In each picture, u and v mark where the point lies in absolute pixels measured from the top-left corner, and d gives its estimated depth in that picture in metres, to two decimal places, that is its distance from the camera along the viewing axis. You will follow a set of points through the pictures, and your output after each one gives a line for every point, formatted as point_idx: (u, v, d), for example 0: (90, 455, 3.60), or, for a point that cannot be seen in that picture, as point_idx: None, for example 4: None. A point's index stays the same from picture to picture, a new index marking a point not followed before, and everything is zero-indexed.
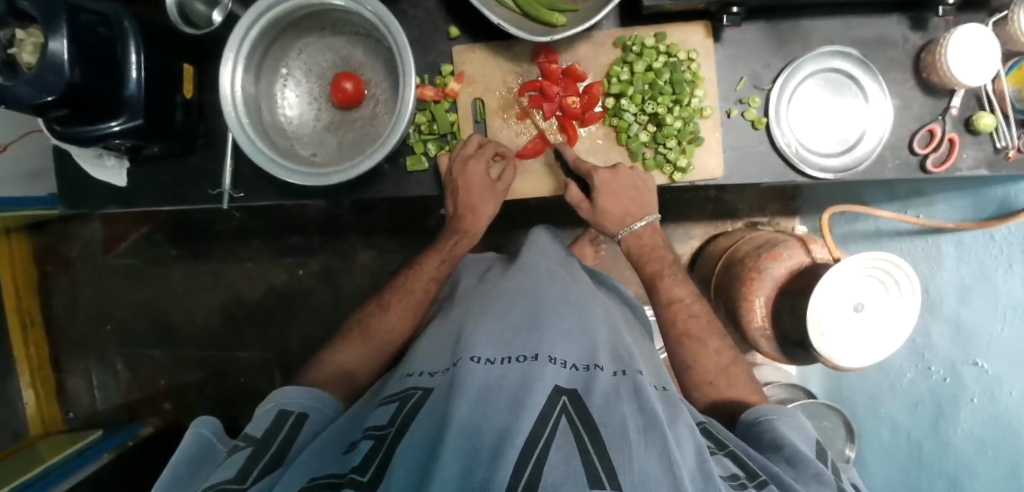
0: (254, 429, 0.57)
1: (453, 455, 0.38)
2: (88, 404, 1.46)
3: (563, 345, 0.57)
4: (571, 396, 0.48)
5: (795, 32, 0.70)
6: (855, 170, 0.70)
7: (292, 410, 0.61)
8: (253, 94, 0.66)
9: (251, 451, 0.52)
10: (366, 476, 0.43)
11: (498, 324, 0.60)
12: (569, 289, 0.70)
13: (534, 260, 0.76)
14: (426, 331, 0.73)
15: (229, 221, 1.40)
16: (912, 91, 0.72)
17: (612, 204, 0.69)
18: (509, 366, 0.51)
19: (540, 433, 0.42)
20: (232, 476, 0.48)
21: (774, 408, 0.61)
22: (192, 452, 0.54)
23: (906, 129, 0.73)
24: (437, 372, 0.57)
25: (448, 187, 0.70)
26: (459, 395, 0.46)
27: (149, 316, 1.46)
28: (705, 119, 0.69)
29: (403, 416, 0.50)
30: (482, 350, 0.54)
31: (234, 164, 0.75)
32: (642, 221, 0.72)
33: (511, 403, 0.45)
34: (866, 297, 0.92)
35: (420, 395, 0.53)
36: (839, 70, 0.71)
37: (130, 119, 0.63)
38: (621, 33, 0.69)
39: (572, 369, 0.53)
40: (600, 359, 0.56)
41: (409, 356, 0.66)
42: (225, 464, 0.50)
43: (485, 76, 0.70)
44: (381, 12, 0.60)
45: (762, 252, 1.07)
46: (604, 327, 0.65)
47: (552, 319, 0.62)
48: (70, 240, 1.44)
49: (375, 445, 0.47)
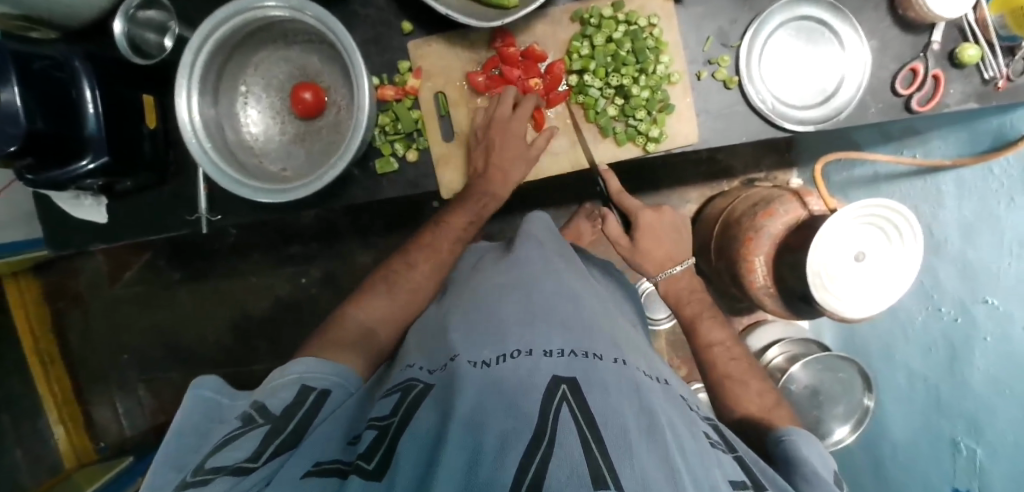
0: (273, 405, 0.56)
1: (453, 456, 0.38)
2: (117, 431, 1.50)
3: (559, 335, 0.55)
4: (571, 385, 0.46)
5: None
6: (836, 120, 0.68)
7: (312, 386, 0.60)
8: (214, 118, 0.66)
9: (267, 430, 0.51)
10: (371, 465, 0.42)
11: (494, 320, 0.59)
12: (561, 278, 0.69)
13: (530, 250, 0.75)
14: (420, 323, 0.71)
15: (228, 238, 1.42)
16: (890, 29, 0.69)
17: (652, 244, 0.85)
18: (505, 365, 0.50)
19: (543, 433, 0.39)
20: (247, 455, 0.47)
21: (792, 430, 0.63)
22: (198, 414, 0.57)
23: (888, 70, 0.70)
24: (436, 367, 0.55)
25: (481, 149, 0.68)
26: (459, 393, 0.45)
27: (163, 340, 1.49)
28: (673, 84, 0.67)
29: (405, 406, 0.49)
30: (479, 349, 0.53)
31: (207, 187, 0.75)
32: (680, 265, 0.86)
33: (509, 405, 0.43)
34: (867, 246, 0.90)
35: (420, 388, 0.52)
36: (810, 17, 0.68)
37: (97, 156, 0.64)
38: (576, 7, 0.66)
39: (570, 356, 0.51)
40: (598, 348, 0.55)
41: (406, 350, 0.66)
42: (239, 440, 0.49)
43: (444, 67, 0.69)
44: (324, 16, 0.59)
45: (757, 211, 1.05)
46: (598, 314, 0.64)
47: (545, 310, 0.60)
48: (76, 275, 1.47)
49: (379, 435, 0.46)
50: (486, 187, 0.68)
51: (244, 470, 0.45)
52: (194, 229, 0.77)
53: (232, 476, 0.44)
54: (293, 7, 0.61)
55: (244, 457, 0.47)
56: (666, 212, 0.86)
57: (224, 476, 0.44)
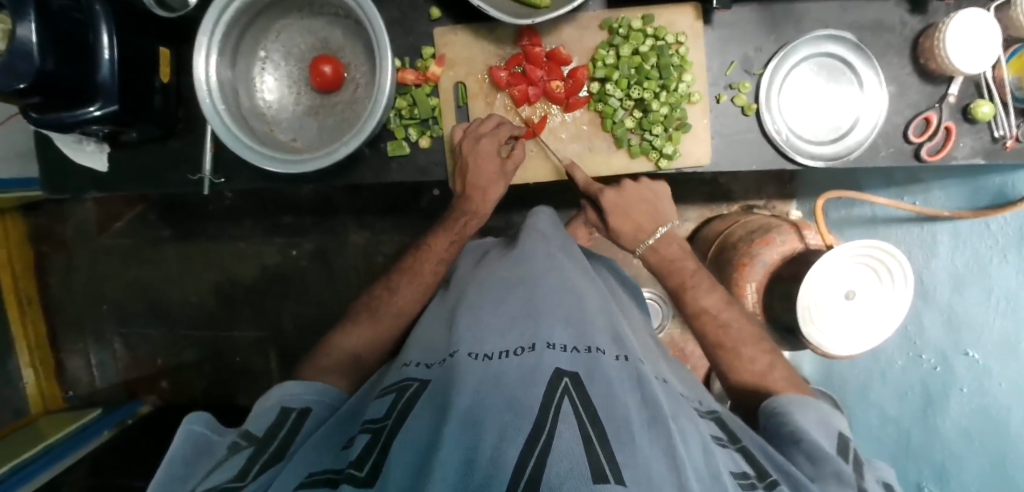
0: (255, 427, 0.57)
1: (449, 449, 0.38)
2: (88, 382, 1.48)
3: (564, 328, 0.55)
4: (573, 379, 0.47)
5: (788, 14, 0.68)
6: (847, 158, 0.69)
7: (293, 407, 0.61)
8: (230, 80, 0.65)
9: (251, 451, 0.52)
10: (363, 472, 0.42)
11: (496, 314, 0.59)
12: (565, 271, 0.69)
13: (534, 246, 0.74)
14: (422, 323, 0.70)
15: (222, 201, 1.40)
16: (909, 77, 0.70)
17: (620, 221, 0.78)
18: (508, 359, 0.50)
19: (542, 426, 0.40)
20: (233, 475, 0.48)
21: (793, 400, 0.63)
22: (189, 448, 0.54)
23: (902, 116, 0.71)
24: (434, 363, 0.56)
25: (456, 165, 0.68)
26: (457, 387, 0.46)
27: (144, 297, 1.47)
28: (693, 104, 0.67)
29: (398, 409, 0.50)
30: (481, 343, 0.53)
31: (214, 148, 0.74)
32: (657, 233, 0.78)
33: (510, 400, 0.43)
34: (858, 285, 0.91)
35: (415, 387, 0.52)
36: (833, 55, 0.69)
37: (106, 104, 0.62)
38: (607, 15, 0.66)
39: (572, 351, 0.51)
40: (600, 343, 0.54)
41: (411, 342, 0.65)
42: (224, 464, 0.50)
43: (467, 59, 0.68)
44: None
45: (755, 237, 1.05)
46: (600, 310, 0.64)
47: (547, 303, 0.59)
48: (63, 220, 1.44)
49: (373, 436, 0.47)
50: (469, 204, 0.69)
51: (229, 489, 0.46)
52: (195, 189, 0.76)
53: None
54: None
55: (231, 477, 0.48)
56: (635, 185, 0.79)
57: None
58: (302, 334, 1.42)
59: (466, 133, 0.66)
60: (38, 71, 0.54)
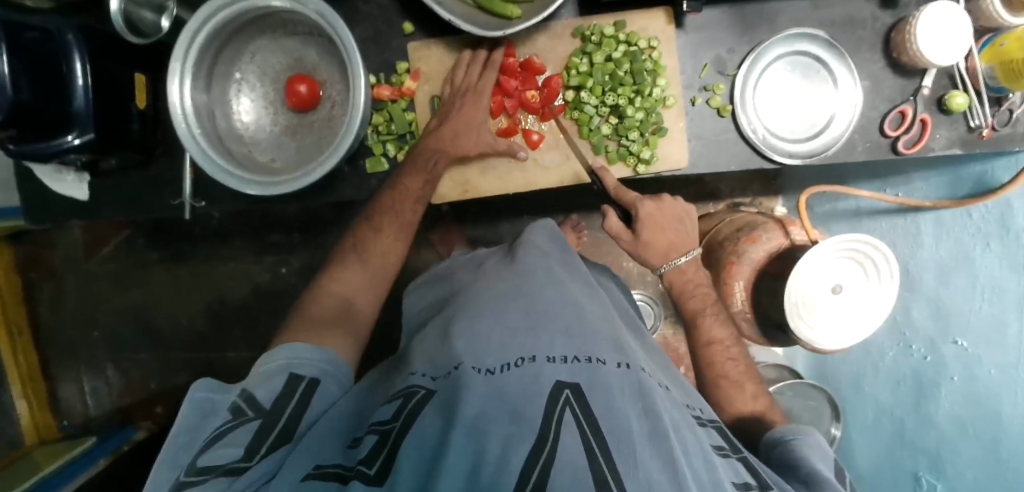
0: (262, 395, 0.54)
1: (458, 459, 0.39)
2: (81, 409, 1.47)
3: (564, 340, 0.54)
4: (574, 391, 0.46)
5: (760, 16, 0.69)
6: (824, 155, 0.69)
7: (303, 374, 0.57)
8: (206, 104, 0.65)
9: (257, 425, 0.50)
10: (371, 469, 0.42)
11: (496, 323, 0.57)
12: (558, 278, 0.69)
13: (535, 259, 0.72)
14: (417, 335, 0.67)
15: (210, 221, 1.39)
16: (882, 71, 0.71)
17: (655, 234, 0.82)
18: (509, 372, 0.49)
19: (546, 437, 0.40)
20: (240, 456, 0.47)
21: (796, 430, 0.64)
22: (194, 417, 0.52)
23: (877, 111, 0.72)
24: (438, 374, 0.53)
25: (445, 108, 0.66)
26: (464, 399, 0.45)
27: (136, 320, 1.46)
28: (668, 108, 0.67)
29: (405, 412, 0.48)
30: (482, 354, 0.52)
31: (195, 172, 0.74)
32: (686, 256, 0.82)
33: (512, 414, 0.43)
34: (844, 279, 0.91)
35: (422, 394, 0.50)
36: (806, 53, 0.70)
37: (82, 133, 0.62)
38: (579, 23, 0.66)
39: (573, 361, 0.50)
40: (601, 352, 0.53)
41: (410, 352, 0.63)
42: (230, 436, 0.49)
43: (442, 73, 0.68)
44: (324, 10, 0.59)
45: (741, 235, 1.06)
46: (602, 319, 0.63)
47: (549, 316, 0.59)
48: (50, 247, 1.43)
49: (380, 439, 0.45)
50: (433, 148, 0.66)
51: (236, 471, 0.46)
52: (176, 213, 0.76)
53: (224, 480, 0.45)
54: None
55: (239, 456, 0.47)
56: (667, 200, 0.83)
57: (219, 477, 0.45)
58: None
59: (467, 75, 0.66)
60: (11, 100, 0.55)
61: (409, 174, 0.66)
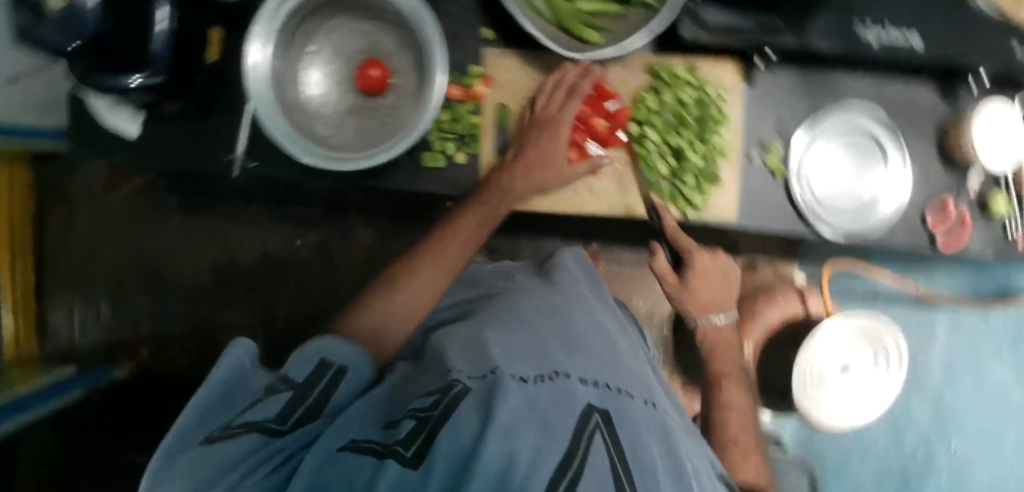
0: (296, 371, 0.48)
1: (492, 457, 0.34)
2: (68, 341, 1.45)
3: (593, 367, 0.53)
4: (604, 416, 0.44)
5: (827, 85, 0.70)
6: (867, 234, 0.71)
7: (334, 360, 0.51)
8: (279, 71, 0.66)
9: (290, 397, 0.45)
10: (408, 450, 0.37)
11: (529, 336, 0.56)
12: (598, 317, 0.68)
13: (572, 284, 0.73)
14: (447, 328, 0.64)
15: (235, 181, 1.39)
16: (933, 160, 0.73)
17: (704, 287, 0.84)
18: (542, 384, 0.46)
19: (575, 454, 0.37)
20: (274, 419, 0.42)
21: None
22: (226, 380, 0.46)
23: (921, 198, 0.73)
24: (474, 376, 0.47)
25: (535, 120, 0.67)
26: (501, 397, 0.41)
27: (141, 263, 1.45)
28: (726, 158, 0.68)
29: (445, 401, 0.43)
30: (516, 358, 0.50)
31: (252, 133, 0.74)
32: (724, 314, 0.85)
33: (542, 423, 0.39)
34: (853, 359, 0.92)
35: (459, 389, 0.45)
36: (865, 131, 0.71)
37: (153, 74, 0.62)
38: (653, 60, 0.68)
39: (603, 389, 0.49)
40: (629, 388, 0.53)
41: (438, 343, 0.58)
42: (265, 402, 0.44)
43: (512, 82, 0.69)
44: (418, 10, 0.60)
45: (759, 296, 1.06)
46: (630, 358, 0.62)
47: (580, 341, 0.58)
48: (72, 175, 1.43)
49: (417, 423, 0.40)
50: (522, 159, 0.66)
51: (272, 432, 0.41)
52: (225, 170, 0.76)
53: (260, 441, 0.40)
54: None
55: (272, 419, 0.42)
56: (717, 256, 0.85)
57: (250, 436, 0.40)
58: (293, 325, 1.41)
59: (559, 89, 0.67)
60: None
61: (490, 190, 0.67)
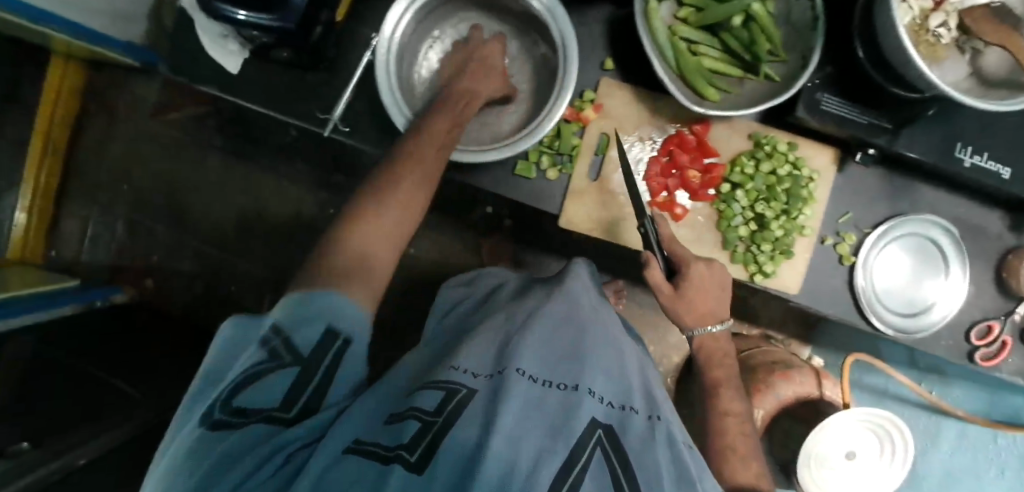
0: (302, 341, 0.43)
1: (496, 458, 0.35)
2: (74, 252, 1.42)
3: (605, 381, 0.51)
4: (607, 432, 0.43)
5: (910, 191, 0.73)
6: (915, 336, 0.73)
7: (340, 329, 0.45)
8: (404, 47, 0.67)
9: (295, 371, 0.41)
10: (415, 456, 0.36)
11: (543, 343, 0.53)
12: (610, 328, 0.63)
13: (581, 288, 0.67)
14: (466, 333, 0.62)
15: (284, 137, 1.38)
16: (987, 283, 0.75)
17: (698, 296, 0.65)
18: (551, 390, 0.46)
19: (573, 463, 0.38)
20: (279, 401, 0.40)
21: None
22: (226, 349, 0.45)
23: (969, 316, 0.76)
24: (482, 375, 0.48)
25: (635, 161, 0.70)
26: (504, 404, 0.41)
27: (168, 192, 1.43)
28: (803, 236, 0.70)
29: (452, 405, 0.42)
30: (527, 362, 0.49)
31: (351, 97, 0.73)
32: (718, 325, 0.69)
33: (549, 427, 0.40)
34: (860, 448, 0.94)
35: (461, 391, 0.44)
36: (934, 240, 0.73)
37: (281, 20, 0.62)
38: (759, 128, 0.70)
39: (607, 405, 0.47)
40: (634, 401, 0.51)
41: (456, 348, 0.57)
42: (266, 377, 0.40)
43: (622, 114, 0.70)
44: (567, 35, 0.62)
45: (776, 368, 1.05)
46: (638, 372, 0.59)
47: (593, 348, 0.55)
48: (123, 89, 1.41)
49: (421, 425, 0.39)
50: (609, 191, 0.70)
51: (275, 421, 0.39)
52: (317, 127, 0.75)
53: (265, 427, 0.38)
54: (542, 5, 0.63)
55: (277, 404, 0.39)
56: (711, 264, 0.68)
57: (258, 424, 0.37)
58: None
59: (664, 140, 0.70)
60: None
61: (575, 209, 0.71)
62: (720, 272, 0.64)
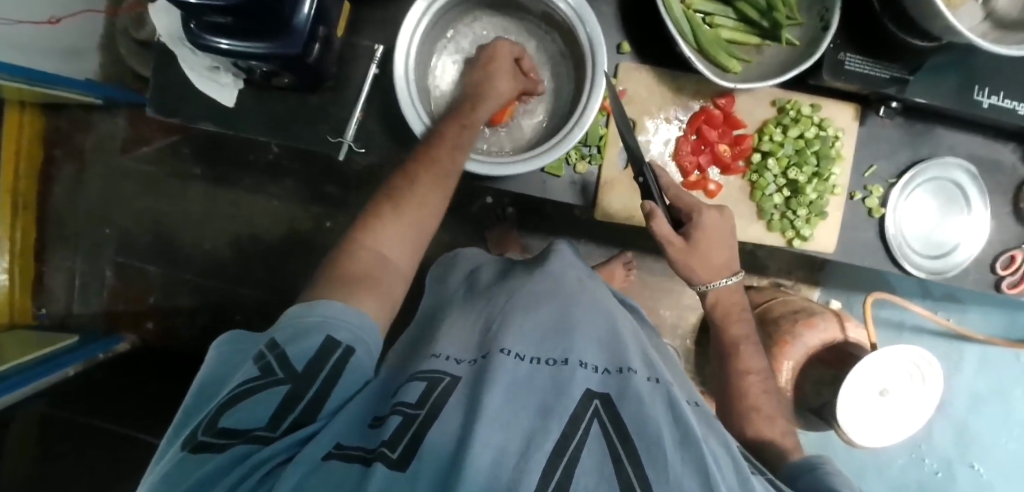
0: (296, 354, 0.41)
1: (483, 451, 0.33)
2: (64, 305, 1.35)
3: (597, 349, 0.48)
4: (604, 401, 0.40)
5: (927, 135, 0.73)
6: (946, 275, 0.74)
7: (337, 337, 0.44)
8: (420, 58, 0.66)
9: (288, 389, 0.40)
10: (396, 453, 0.34)
11: (526, 323, 0.52)
12: (597, 296, 0.61)
13: (564, 267, 0.66)
14: (450, 319, 0.60)
15: (266, 154, 1.32)
16: (1007, 215, 0.76)
17: (708, 247, 0.63)
18: (538, 368, 0.44)
19: (567, 442, 0.35)
20: (266, 424, 0.37)
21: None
22: (219, 367, 0.43)
23: (992, 248, 0.76)
24: (465, 359, 0.48)
25: (668, 146, 0.70)
26: (488, 391, 0.39)
27: (153, 229, 1.36)
28: (834, 195, 0.71)
29: (435, 396, 0.41)
30: (513, 343, 0.48)
31: (362, 115, 0.70)
32: (728, 279, 0.66)
33: (539, 407, 0.39)
34: (892, 384, 0.97)
35: (446, 381, 0.43)
36: (955, 181, 0.75)
37: (284, 48, 0.56)
38: (781, 94, 0.70)
39: (604, 373, 0.44)
40: (632, 361, 0.46)
41: (436, 339, 0.55)
42: (257, 396, 0.38)
43: (645, 97, 0.69)
44: (596, 36, 0.60)
45: (799, 317, 1.08)
46: (633, 332, 0.56)
47: (584, 321, 0.53)
48: (87, 129, 1.33)
49: (405, 422, 0.38)
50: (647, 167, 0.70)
51: (262, 441, 0.36)
52: (329, 151, 0.71)
53: (248, 447, 0.35)
54: (570, 9, 0.61)
55: (263, 423, 0.37)
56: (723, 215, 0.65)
57: (242, 445, 0.35)
58: None
59: (691, 121, 0.70)
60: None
61: (607, 197, 0.71)
62: (731, 220, 0.64)
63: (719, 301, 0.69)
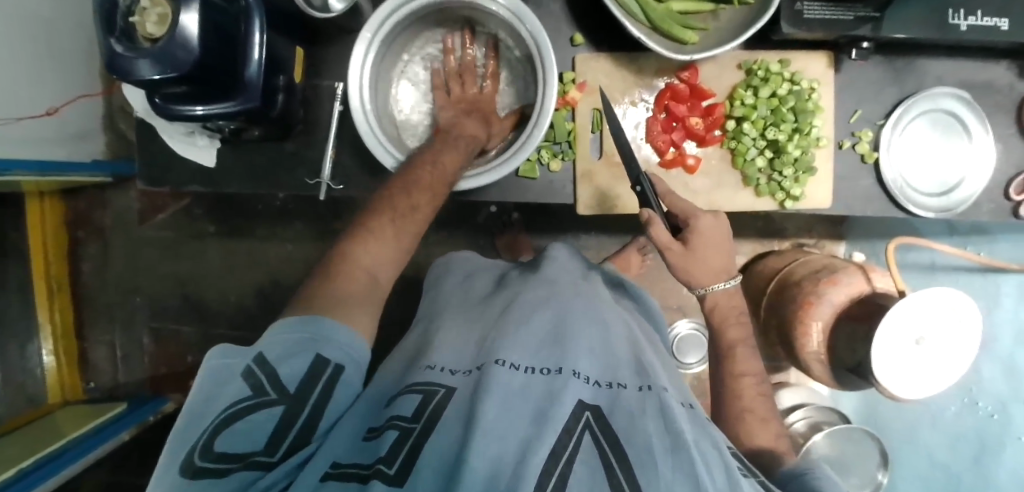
0: (288, 373, 0.42)
1: (481, 458, 0.32)
2: (110, 376, 1.43)
3: (592, 359, 0.47)
4: (595, 413, 0.39)
5: (909, 68, 0.70)
6: (955, 211, 0.71)
7: (327, 357, 0.45)
8: (377, 86, 0.67)
9: (281, 413, 0.40)
10: (393, 468, 0.34)
11: (523, 329, 0.50)
12: (593, 300, 0.59)
13: (557, 270, 0.64)
14: (443, 330, 0.59)
15: (273, 201, 1.37)
16: (1013, 137, 0.72)
17: (704, 251, 0.61)
18: (533, 376, 0.43)
19: (560, 453, 0.34)
20: (263, 447, 0.38)
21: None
22: (205, 384, 0.42)
23: (1004, 174, 0.72)
24: (460, 370, 0.46)
25: (638, 128, 0.70)
26: (484, 398, 0.38)
27: (180, 291, 1.42)
28: (820, 148, 0.69)
29: (430, 409, 0.40)
30: (511, 352, 0.46)
31: (335, 153, 0.72)
32: (728, 282, 0.64)
33: (535, 414, 0.37)
34: (929, 331, 0.90)
35: (441, 393, 0.42)
36: (948, 111, 0.71)
37: (245, 103, 0.58)
38: (746, 56, 0.68)
39: (596, 385, 0.43)
40: (623, 376, 0.46)
41: (430, 348, 0.54)
42: (251, 418, 0.39)
43: (607, 84, 0.69)
44: (538, 33, 0.60)
45: (820, 277, 1.04)
46: (627, 340, 0.54)
47: (579, 327, 0.52)
48: (104, 207, 1.40)
49: (400, 436, 0.37)
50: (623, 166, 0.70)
51: (263, 466, 0.38)
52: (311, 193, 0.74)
53: (245, 475, 0.36)
54: (509, 12, 0.61)
55: (260, 448, 0.38)
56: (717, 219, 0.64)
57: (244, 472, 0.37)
58: None
59: (657, 101, 0.69)
60: (192, 63, 0.49)
61: (585, 190, 0.71)
62: (726, 223, 0.62)
63: (718, 306, 0.66)
